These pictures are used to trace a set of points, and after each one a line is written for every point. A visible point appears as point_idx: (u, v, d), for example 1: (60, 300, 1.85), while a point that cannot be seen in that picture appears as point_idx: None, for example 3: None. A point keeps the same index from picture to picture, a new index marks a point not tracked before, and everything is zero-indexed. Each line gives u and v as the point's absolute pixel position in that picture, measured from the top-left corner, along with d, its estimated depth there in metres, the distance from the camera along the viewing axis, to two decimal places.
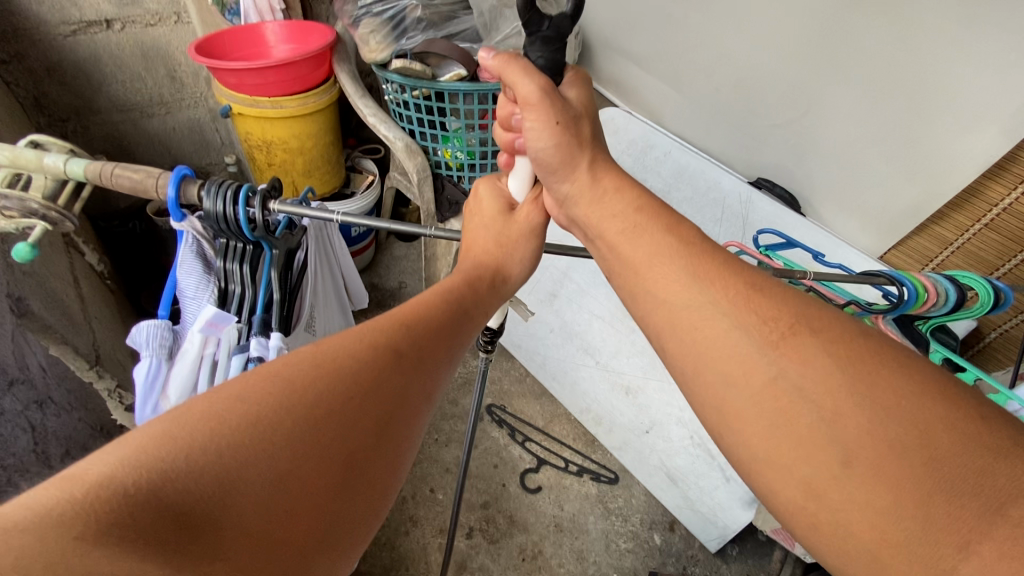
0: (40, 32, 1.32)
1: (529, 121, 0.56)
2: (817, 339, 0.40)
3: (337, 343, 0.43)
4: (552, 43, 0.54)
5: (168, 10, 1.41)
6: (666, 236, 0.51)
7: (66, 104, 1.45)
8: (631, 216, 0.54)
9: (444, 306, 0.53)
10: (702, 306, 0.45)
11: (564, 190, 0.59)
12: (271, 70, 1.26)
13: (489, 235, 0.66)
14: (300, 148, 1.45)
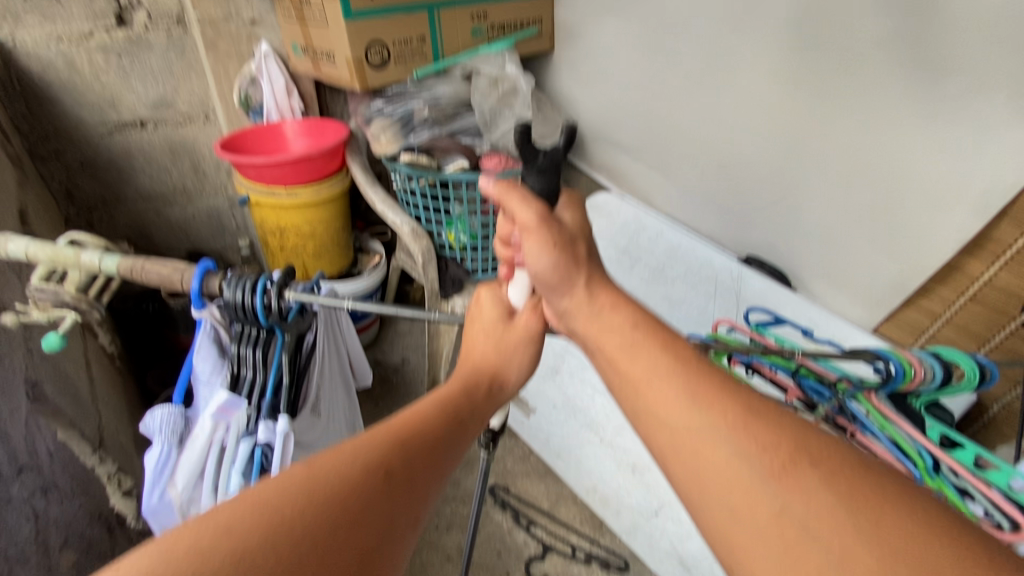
0: (79, 133, 1.46)
1: (529, 243, 0.58)
2: (817, 471, 0.40)
3: (329, 467, 0.45)
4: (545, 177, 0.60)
5: (198, 111, 1.55)
6: (661, 354, 0.50)
7: (95, 195, 1.55)
8: (629, 333, 0.53)
9: (433, 420, 0.55)
10: (701, 429, 0.45)
11: (563, 304, 0.59)
12: (288, 165, 1.37)
13: (486, 343, 0.67)
14: (311, 232, 1.54)
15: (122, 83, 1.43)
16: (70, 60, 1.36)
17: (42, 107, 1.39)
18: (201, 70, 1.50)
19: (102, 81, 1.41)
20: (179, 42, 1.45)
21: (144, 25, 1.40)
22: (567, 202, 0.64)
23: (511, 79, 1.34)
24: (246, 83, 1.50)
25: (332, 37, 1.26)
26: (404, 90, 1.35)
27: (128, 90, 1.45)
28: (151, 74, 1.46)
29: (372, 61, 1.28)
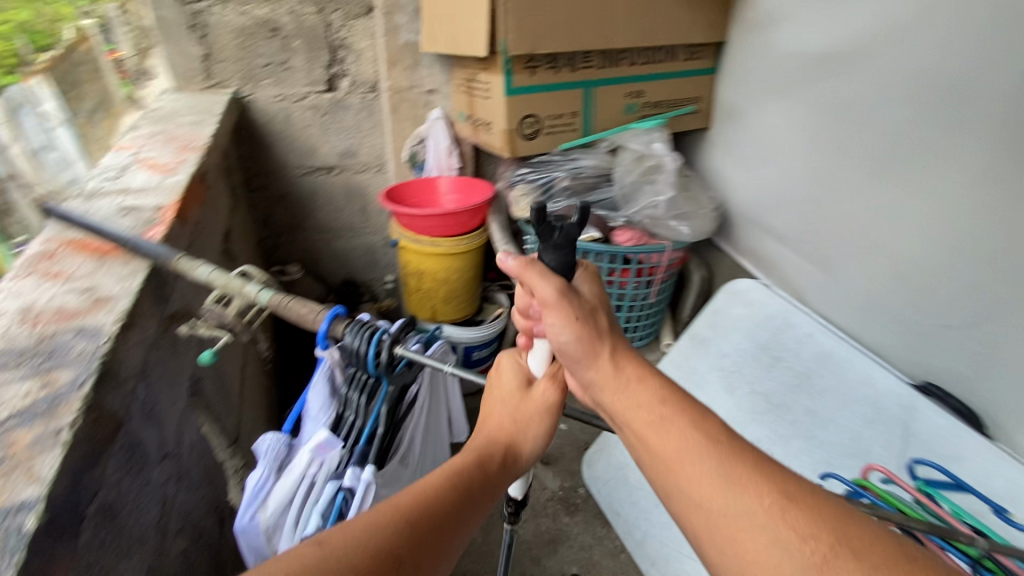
0: (283, 172, 1.74)
1: (550, 319, 0.53)
2: (862, 565, 0.36)
3: (332, 552, 0.41)
4: (562, 248, 0.53)
5: (374, 163, 1.78)
6: (690, 430, 0.47)
7: (284, 223, 1.84)
8: (654, 407, 0.49)
9: (446, 493, 0.50)
10: (736, 515, 0.41)
11: (588, 376, 0.54)
12: (437, 217, 1.50)
13: (503, 409, 0.61)
14: (445, 279, 1.64)
15: (322, 136, 1.70)
16: (289, 115, 1.64)
17: (260, 151, 1.69)
18: (383, 129, 1.73)
19: (308, 132, 1.68)
20: (370, 105, 1.69)
21: (347, 91, 1.65)
22: (585, 275, 0.58)
23: (657, 157, 1.33)
24: (416, 142, 1.70)
25: (492, 107, 1.35)
26: (550, 159, 1.41)
27: (325, 141, 1.71)
28: (345, 129, 1.70)
29: (524, 131, 1.35)
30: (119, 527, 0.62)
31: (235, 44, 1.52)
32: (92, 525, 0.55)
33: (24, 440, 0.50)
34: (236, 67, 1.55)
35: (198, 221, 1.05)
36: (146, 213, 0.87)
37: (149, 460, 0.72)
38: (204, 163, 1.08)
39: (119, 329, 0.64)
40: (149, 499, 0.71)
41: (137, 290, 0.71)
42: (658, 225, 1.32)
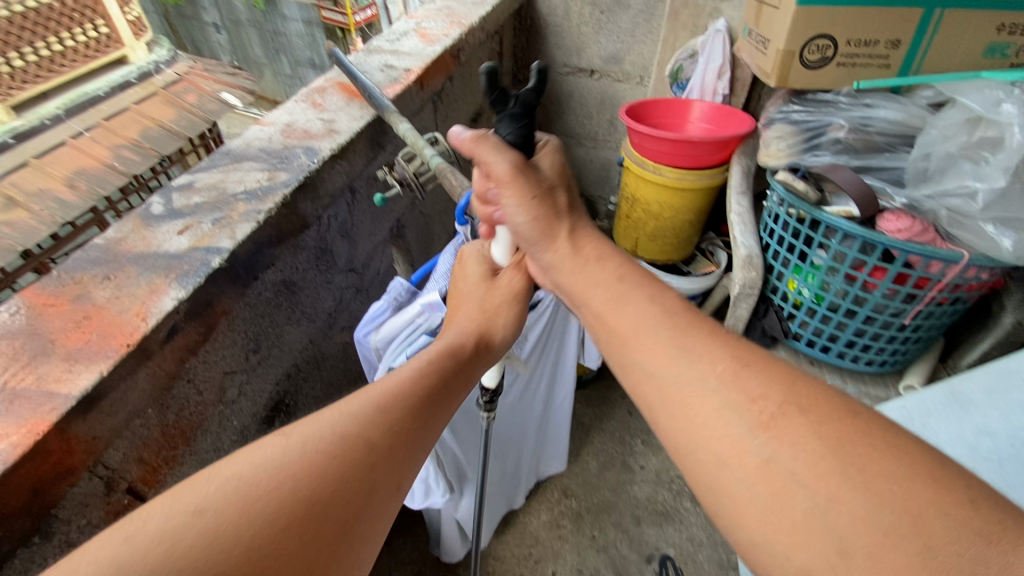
0: (548, 68, 1.79)
1: (506, 197, 0.55)
2: (805, 418, 0.37)
3: (302, 438, 0.42)
4: (520, 119, 0.53)
5: (637, 73, 1.71)
6: (645, 304, 0.48)
7: (537, 119, 1.93)
8: (614, 285, 0.51)
9: (419, 388, 0.51)
10: (688, 381, 0.41)
11: (547, 259, 0.56)
12: (667, 142, 1.39)
13: (472, 302, 0.66)
14: (657, 214, 1.55)
15: (593, 36, 1.68)
16: (568, 9, 1.65)
17: (534, 42, 1.75)
18: (656, 37, 1.61)
19: (581, 30, 1.68)
20: (652, 7, 1.56)
21: None
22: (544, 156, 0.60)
23: (1002, 125, 0.88)
24: (685, 56, 1.54)
25: (776, 20, 1.08)
26: (833, 100, 1.09)
27: (594, 42, 1.69)
28: (618, 31, 1.64)
29: (807, 57, 1.07)
30: (296, 300, 0.82)
31: None
32: (269, 288, 0.74)
33: (240, 209, 0.70)
34: None
35: (441, 91, 1.19)
36: (395, 71, 1.02)
37: (335, 264, 0.90)
38: (461, 40, 1.18)
39: (331, 155, 0.80)
40: (326, 292, 0.90)
41: (358, 130, 0.86)
42: (959, 223, 0.90)
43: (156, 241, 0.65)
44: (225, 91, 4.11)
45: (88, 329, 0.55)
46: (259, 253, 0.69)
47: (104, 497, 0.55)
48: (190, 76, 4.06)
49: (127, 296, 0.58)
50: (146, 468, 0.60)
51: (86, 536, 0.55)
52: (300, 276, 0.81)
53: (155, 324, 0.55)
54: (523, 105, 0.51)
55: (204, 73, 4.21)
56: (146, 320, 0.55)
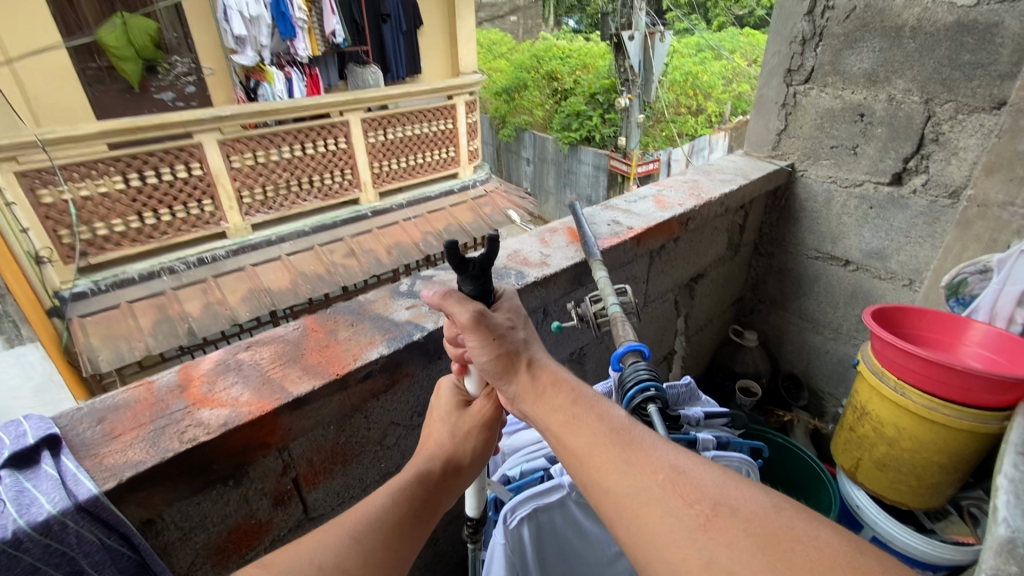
0: (794, 248, 1.72)
1: (471, 340, 0.62)
2: (741, 520, 0.44)
3: (286, 557, 0.50)
4: (478, 276, 0.64)
5: (905, 275, 1.51)
6: (599, 425, 0.54)
7: (769, 294, 1.83)
8: (569, 407, 0.57)
9: (386, 516, 0.58)
10: (636, 492, 0.48)
11: (511, 391, 0.61)
12: (918, 359, 1.16)
13: (444, 430, 0.73)
14: (892, 439, 1.27)
15: (855, 228, 1.56)
16: (830, 198, 1.59)
17: (783, 222, 1.72)
18: (939, 242, 1.41)
19: (841, 220, 1.58)
20: (937, 211, 1.40)
21: (915, 189, 1.42)
22: (501, 305, 0.69)
23: None
24: (973, 270, 1.28)
25: None
26: None
27: (855, 235, 1.57)
28: (888, 228, 1.50)
29: None
30: None
31: (814, 124, 1.56)
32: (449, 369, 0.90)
33: None
34: (804, 144, 1.60)
35: (661, 249, 1.30)
36: (620, 227, 1.18)
37: None
38: (694, 211, 1.30)
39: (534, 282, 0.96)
40: None
41: (565, 267, 1.01)
42: None
43: (390, 309, 0.88)
44: (512, 208, 5.08)
45: (322, 354, 0.77)
46: None
47: (278, 475, 0.75)
48: (493, 193, 5.17)
49: (354, 341, 0.80)
50: (311, 468, 0.78)
51: (259, 497, 0.74)
52: None
53: (358, 366, 0.74)
54: (480, 267, 0.62)
55: (504, 192, 5.30)
56: (355, 361, 0.75)
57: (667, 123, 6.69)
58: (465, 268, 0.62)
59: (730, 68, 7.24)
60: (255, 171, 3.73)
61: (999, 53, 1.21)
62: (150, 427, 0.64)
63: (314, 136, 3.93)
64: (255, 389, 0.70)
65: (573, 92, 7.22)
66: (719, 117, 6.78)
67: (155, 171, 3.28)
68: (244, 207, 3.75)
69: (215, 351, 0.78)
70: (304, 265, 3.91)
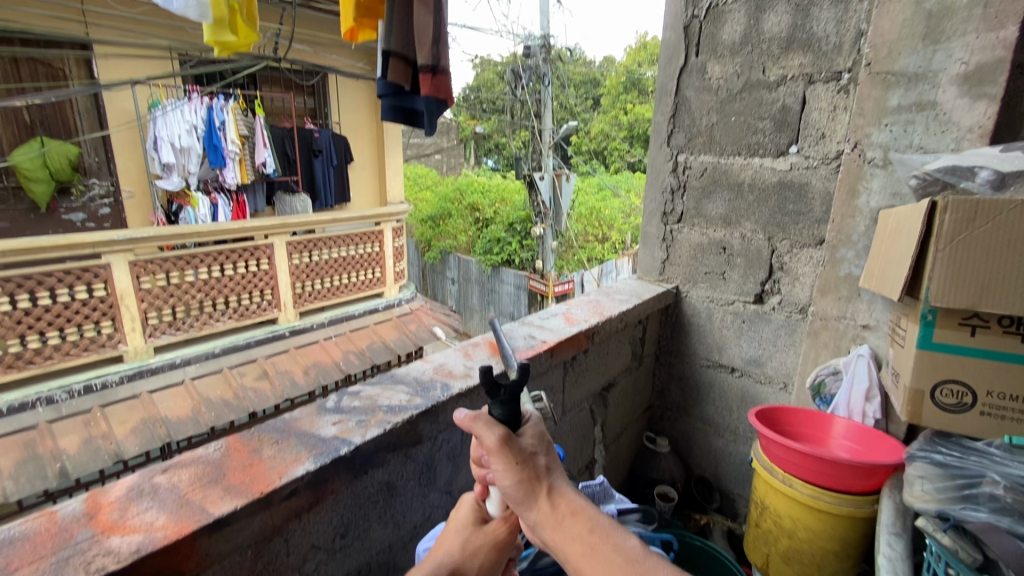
0: (690, 358, 1.95)
1: (495, 464, 0.65)
2: None
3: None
4: (507, 402, 0.68)
5: (780, 379, 1.75)
6: (616, 556, 0.58)
7: (674, 401, 2.01)
8: (586, 536, 0.61)
9: None
10: None
11: (530, 518, 0.64)
12: (796, 452, 1.33)
13: (456, 543, 0.74)
14: (790, 531, 1.38)
15: (734, 339, 1.82)
16: (711, 314, 1.86)
17: (678, 335, 1.96)
18: (799, 349, 1.68)
19: (723, 333, 1.84)
20: (793, 324, 1.68)
21: (773, 306, 1.72)
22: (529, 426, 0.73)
23: None
24: (827, 372, 1.55)
25: (905, 358, 1.14)
26: (981, 449, 1.01)
27: (735, 345, 1.82)
28: (760, 339, 1.77)
29: (941, 398, 1.07)
30: (391, 503, 0.97)
31: (690, 254, 1.87)
32: (375, 484, 0.92)
33: (378, 416, 0.94)
34: (685, 270, 1.90)
35: (572, 361, 1.44)
36: (535, 340, 1.33)
37: (435, 481, 1.05)
38: (598, 326, 1.48)
39: (458, 393, 1.03)
40: (418, 505, 1.03)
41: None
42: None
43: (318, 425, 0.91)
44: (438, 325, 5.14)
45: (246, 473, 0.77)
46: (377, 452, 0.89)
47: None
48: (417, 312, 5.26)
49: (280, 458, 0.81)
50: None
51: None
52: (402, 482, 0.97)
53: (284, 483, 0.75)
54: (510, 390, 0.67)
55: (428, 311, 5.40)
56: (280, 478, 0.76)
57: (578, 248, 7.35)
58: (496, 391, 0.67)
59: (627, 203, 8.27)
60: (166, 292, 3.59)
61: (812, 205, 1.59)
62: (50, 560, 0.60)
63: (235, 258, 3.91)
64: (172, 512, 0.69)
65: (493, 220, 7.84)
66: (623, 243, 7.58)
67: (50, 292, 3.07)
68: (148, 328, 3.54)
69: (127, 475, 0.76)
70: (210, 390, 3.63)
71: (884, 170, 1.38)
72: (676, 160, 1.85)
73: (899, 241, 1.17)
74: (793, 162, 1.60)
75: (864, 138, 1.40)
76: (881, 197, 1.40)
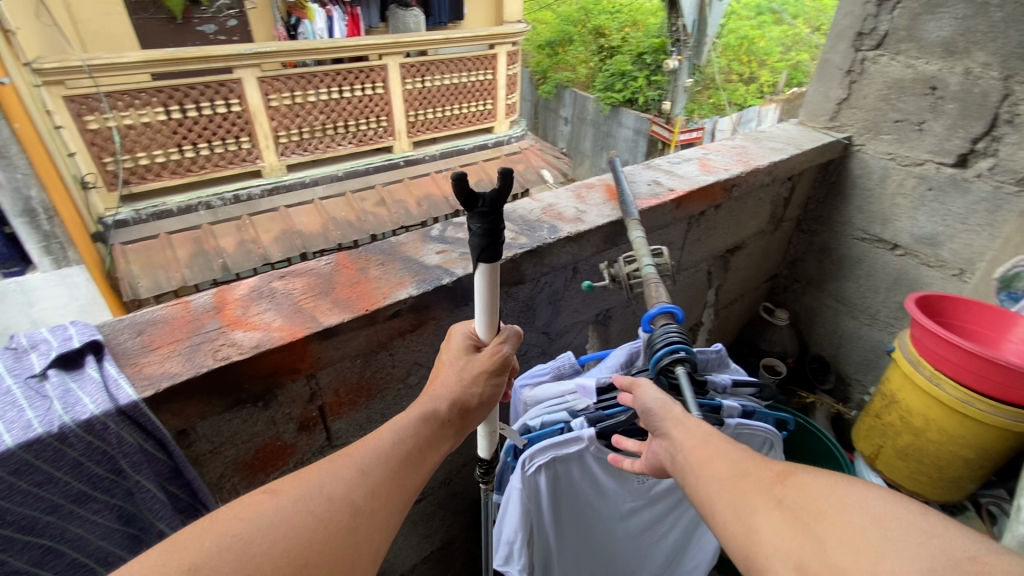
0: (840, 228, 1.64)
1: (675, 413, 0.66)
2: (884, 525, 0.42)
3: (296, 494, 0.46)
4: (485, 219, 0.52)
5: (957, 264, 1.43)
6: (731, 451, 0.56)
7: (807, 273, 1.77)
8: (702, 436, 0.59)
9: (392, 453, 0.53)
10: (773, 511, 0.48)
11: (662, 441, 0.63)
12: (959, 351, 1.11)
13: (451, 373, 0.62)
14: (920, 429, 1.23)
15: (909, 210, 1.47)
16: (887, 176, 1.49)
17: (832, 199, 1.64)
18: (999, 232, 1.32)
19: (895, 202, 1.50)
20: (1003, 198, 1.30)
21: (981, 172, 1.32)
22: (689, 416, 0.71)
23: None
24: None
25: None
26: None
27: (908, 218, 1.48)
28: (946, 213, 1.41)
29: None
30: None
31: (880, 95, 1.45)
32: None
33: None
34: (866, 116, 1.50)
35: (699, 216, 1.26)
36: (660, 188, 1.15)
37: (534, 322, 1.02)
38: (740, 177, 1.25)
39: (567, 236, 0.94)
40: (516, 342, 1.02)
41: (599, 225, 0.99)
42: None
43: (422, 252, 0.88)
44: (547, 168, 4.96)
45: (353, 289, 0.77)
46: (479, 286, 0.86)
47: (305, 401, 0.77)
48: (527, 151, 5.07)
49: (385, 279, 0.80)
50: (336, 399, 0.81)
51: (285, 421, 0.76)
52: (502, 317, 0.96)
53: (388, 304, 0.75)
54: (491, 199, 0.51)
55: (538, 151, 5.18)
56: (385, 298, 0.75)
57: (715, 90, 6.36)
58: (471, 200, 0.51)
59: (789, 34, 6.75)
60: (292, 111, 3.72)
61: None
62: (186, 342, 0.66)
63: (351, 79, 3.87)
64: (286, 316, 0.71)
65: (619, 50, 6.90)
66: (773, 86, 6.38)
67: (195, 104, 3.29)
68: (280, 146, 3.77)
69: (249, 277, 0.80)
70: (335, 210, 3.94)
71: None
72: None
73: None
74: None
75: None
76: None
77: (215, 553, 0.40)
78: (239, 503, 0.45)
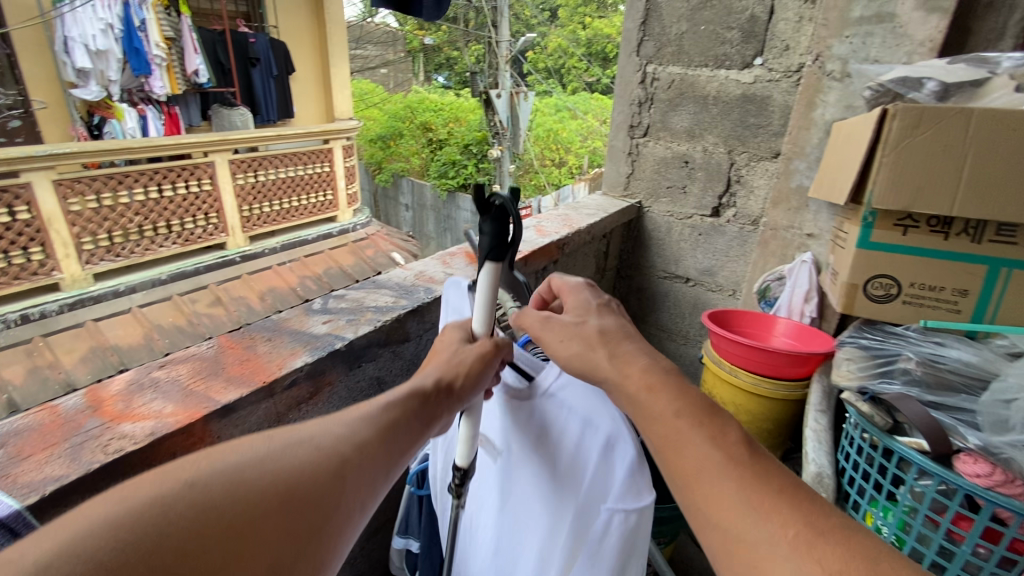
0: (648, 271, 2.06)
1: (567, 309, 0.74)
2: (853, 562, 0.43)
3: (286, 444, 0.49)
4: (497, 222, 0.61)
5: (730, 287, 1.89)
6: (709, 447, 0.54)
7: (633, 311, 2.14)
8: (673, 418, 0.57)
9: (385, 417, 0.57)
10: (762, 544, 0.47)
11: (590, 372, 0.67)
12: (743, 346, 1.47)
13: (446, 356, 0.68)
14: (733, 414, 1.56)
15: (691, 251, 1.93)
16: (671, 227, 1.95)
17: (638, 248, 2.05)
18: (748, 259, 1.81)
19: (681, 246, 1.95)
20: (745, 235, 1.80)
21: (728, 219, 1.82)
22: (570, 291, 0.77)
23: None
24: (772, 277, 1.68)
25: (845, 258, 1.24)
26: (897, 333, 1.15)
27: (692, 257, 1.94)
28: (714, 251, 1.88)
29: (871, 292, 1.19)
30: None
31: (654, 169, 1.92)
32: (365, 378, 0.97)
33: (364, 316, 0.97)
34: (648, 185, 1.96)
35: (543, 270, 1.50)
36: None
37: None
38: (568, 236, 1.53)
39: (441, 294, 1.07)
40: None
41: None
42: None
43: (306, 325, 0.93)
44: (396, 251, 5.10)
45: (245, 366, 0.80)
46: (368, 348, 0.93)
47: None
48: (374, 236, 5.17)
49: (275, 353, 0.84)
50: None
51: None
52: (391, 377, 1.03)
53: (285, 373, 0.79)
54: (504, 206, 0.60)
55: (385, 236, 5.32)
56: (280, 369, 0.79)
57: (535, 173, 7.29)
58: (487, 206, 0.60)
59: (585, 126, 8.12)
60: (99, 214, 3.33)
61: (772, 118, 1.64)
62: (65, 444, 0.62)
63: (173, 178, 3.64)
64: (178, 401, 0.71)
65: (447, 142, 7.58)
66: (579, 168, 7.54)
67: None
68: (84, 254, 3.31)
69: (123, 373, 0.77)
70: (161, 317, 3.51)
71: (841, 82, 1.43)
72: (644, 72, 1.84)
73: (848, 150, 1.24)
74: (757, 74, 1.63)
75: (826, 50, 1.44)
76: (836, 109, 1.46)
77: (209, 480, 0.43)
78: (237, 444, 0.47)
